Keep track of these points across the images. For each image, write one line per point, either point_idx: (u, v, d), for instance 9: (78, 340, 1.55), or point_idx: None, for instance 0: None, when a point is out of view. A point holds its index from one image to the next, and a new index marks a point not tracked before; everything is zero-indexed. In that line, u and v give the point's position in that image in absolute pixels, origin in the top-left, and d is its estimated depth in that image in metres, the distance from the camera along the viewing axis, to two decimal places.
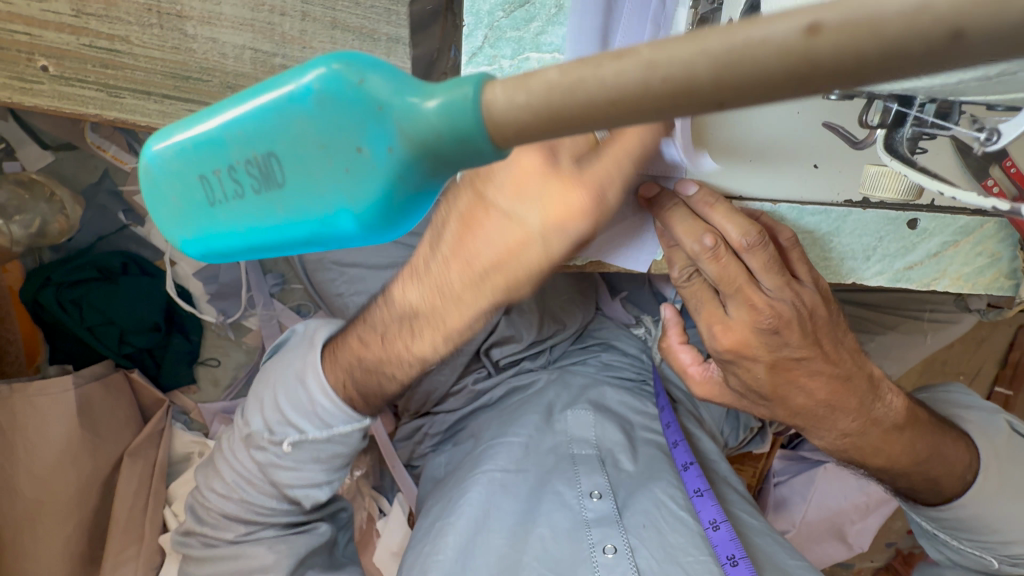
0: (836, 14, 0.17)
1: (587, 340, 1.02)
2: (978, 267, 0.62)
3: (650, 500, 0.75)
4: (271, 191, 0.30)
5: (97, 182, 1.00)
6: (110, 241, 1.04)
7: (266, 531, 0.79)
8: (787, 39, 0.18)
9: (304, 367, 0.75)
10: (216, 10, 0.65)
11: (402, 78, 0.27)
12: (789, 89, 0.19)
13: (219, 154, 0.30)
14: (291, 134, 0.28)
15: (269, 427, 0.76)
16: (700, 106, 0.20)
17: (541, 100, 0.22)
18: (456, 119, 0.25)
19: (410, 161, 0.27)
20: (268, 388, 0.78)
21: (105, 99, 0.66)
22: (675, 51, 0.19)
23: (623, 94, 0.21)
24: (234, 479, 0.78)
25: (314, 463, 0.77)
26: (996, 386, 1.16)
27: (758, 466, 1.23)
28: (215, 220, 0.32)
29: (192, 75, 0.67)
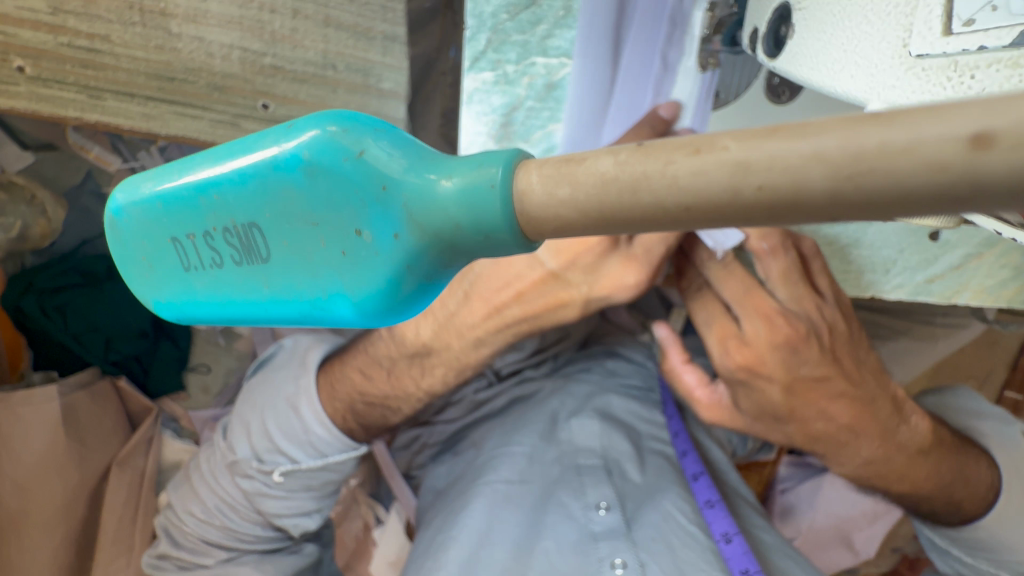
0: (1012, 119, 0.13)
1: (591, 347, 1.00)
2: (1000, 280, 0.59)
3: (660, 513, 0.72)
4: (253, 264, 0.27)
5: (80, 185, 0.95)
6: (95, 245, 1.01)
7: (250, 553, 0.77)
8: (941, 152, 0.14)
9: (298, 392, 0.73)
10: (202, 8, 0.61)
11: (416, 153, 0.25)
12: (930, 206, 0.15)
13: (196, 217, 0.28)
14: (278, 206, 0.26)
15: (258, 455, 0.73)
16: (802, 216, 0.17)
17: (590, 198, 0.20)
18: (476, 208, 0.23)
19: (418, 251, 0.24)
20: (256, 408, 0.74)
21: (86, 101, 0.63)
22: (774, 153, 0.16)
23: (701, 199, 0.18)
24: (216, 506, 0.76)
25: (304, 491, 0.75)
26: (1005, 390, 1.14)
27: (764, 472, 1.20)
28: (190, 286, 0.30)
29: (178, 76, 0.63)
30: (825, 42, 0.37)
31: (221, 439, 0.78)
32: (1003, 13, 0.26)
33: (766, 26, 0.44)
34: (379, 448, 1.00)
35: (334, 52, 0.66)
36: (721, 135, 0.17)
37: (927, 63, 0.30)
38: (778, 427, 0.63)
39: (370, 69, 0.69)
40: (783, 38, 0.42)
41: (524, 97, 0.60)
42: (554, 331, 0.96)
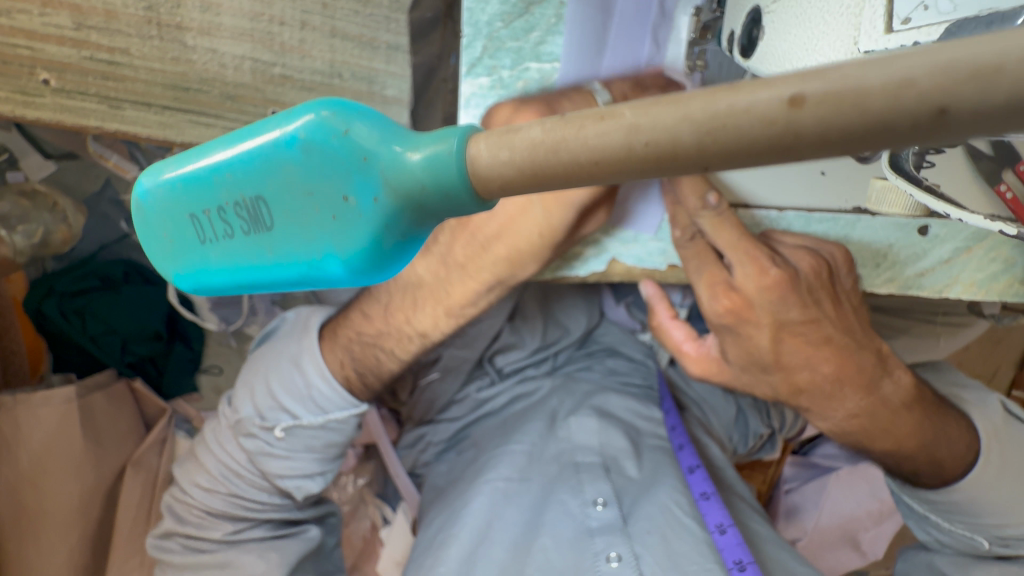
0: (813, 84, 0.16)
1: (591, 345, 1.01)
2: (990, 273, 0.60)
3: (656, 505, 0.73)
4: (259, 233, 0.30)
5: (99, 191, 1.01)
6: (112, 250, 1.05)
7: (254, 532, 0.79)
8: (768, 110, 0.17)
9: (301, 349, 0.75)
10: (215, 21, 0.64)
11: (390, 128, 0.27)
12: (772, 158, 0.18)
13: (211, 194, 0.31)
14: (279, 180, 0.28)
15: (260, 414, 0.75)
16: (679, 170, 0.19)
17: (524, 158, 0.22)
18: (439, 172, 0.25)
19: (395, 213, 0.27)
20: (260, 370, 0.77)
21: (107, 111, 0.67)
22: (657, 116, 0.19)
23: (602, 156, 0.20)
24: (220, 475, 0.78)
25: (306, 451, 0.76)
26: (1014, 389, 1.14)
27: (769, 473, 1.23)
28: (205, 256, 0.32)
29: (193, 87, 0.67)
30: (791, 42, 0.39)
31: (223, 409, 0.81)
32: (932, 12, 0.29)
33: (740, 28, 0.46)
34: (384, 443, 1.02)
35: (341, 61, 0.69)
36: (620, 105, 0.20)
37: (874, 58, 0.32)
38: (764, 377, 0.63)
39: (373, 77, 0.71)
40: (755, 40, 0.44)
41: (519, 100, 0.63)
42: (555, 328, 0.97)
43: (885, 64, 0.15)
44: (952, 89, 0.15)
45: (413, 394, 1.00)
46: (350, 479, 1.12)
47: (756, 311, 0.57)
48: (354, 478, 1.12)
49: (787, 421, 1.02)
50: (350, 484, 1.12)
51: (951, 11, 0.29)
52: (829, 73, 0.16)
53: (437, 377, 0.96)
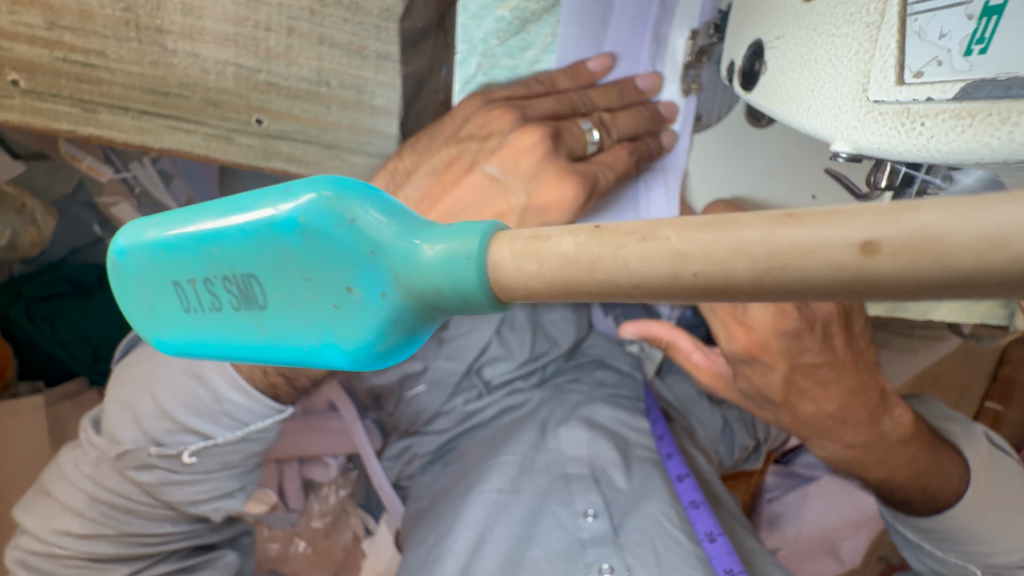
0: (887, 230, 0.16)
1: (580, 357, 0.99)
2: None
3: (648, 516, 0.73)
4: (251, 310, 0.29)
5: (71, 194, 0.95)
6: (84, 254, 1.00)
7: (157, 568, 0.75)
8: (838, 255, 0.17)
9: (199, 361, 0.67)
10: (198, 25, 0.62)
11: (402, 219, 0.27)
12: (838, 293, 0.18)
13: (198, 265, 0.30)
14: (275, 260, 0.28)
15: (156, 440, 0.69)
16: (731, 297, 0.20)
17: (554, 271, 0.22)
18: (450, 271, 0.24)
19: (403, 307, 0.26)
20: (147, 385, 0.68)
21: (80, 115, 0.64)
22: (708, 246, 0.19)
23: (647, 279, 0.20)
24: (101, 513, 0.71)
25: (222, 469, 0.74)
26: (987, 401, 1.20)
27: (751, 482, 1.27)
28: (189, 326, 0.31)
29: (172, 91, 0.65)
30: (795, 81, 0.39)
31: (95, 440, 0.71)
32: (947, 69, 0.29)
33: (741, 61, 0.46)
34: (368, 454, 0.99)
35: (328, 69, 0.67)
36: (663, 224, 0.20)
37: (884, 109, 0.32)
38: (769, 407, 0.66)
39: (362, 86, 0.70)
40: (757, 74, 0.44)
41: None
42: (544, 339, 0.94)
43: (976, 216, 0.15)
44: None
45: (398, 406, 0.95)
46: (331, 490, 1.13)
47: (770, 351, 0.59)
48: (335, 490, 1.14)
49: (770, 433, 1.04)
50: (332, 495, 1.14)
51: (966, 70, 0.28)
52: (909, 223, 0.16)
53: (424, 390, 0.92)
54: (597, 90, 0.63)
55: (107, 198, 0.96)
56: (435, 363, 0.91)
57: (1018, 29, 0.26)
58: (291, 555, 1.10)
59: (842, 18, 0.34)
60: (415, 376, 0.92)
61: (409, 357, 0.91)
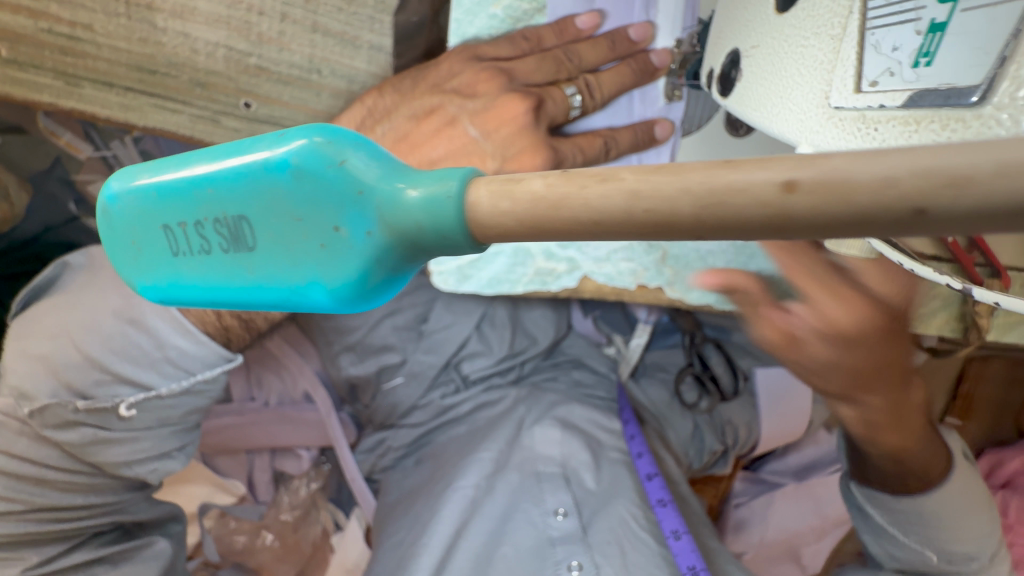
0: (799, 173, 0.18)
1: (558, 356, 1.00)
2: (931, 309, 0.65)
3: (615, 518, 0.74)
4: (238, 252, 0.30)
5: (47, 170, 0.92)
6: (58, 232, 0.98)
7: (76, 555, 0.67)
8: (765, 193, 0.19)
9: (133, 306, 0.63)
10: (190, 5, 0.62)
11: (390, 164, 0.28)
12: (763, 234, 0.20)
13: (189, 207, 0.31)
14: (265, 201, 0.29)
15: (82, 394, 0.62)
16: (678, 236, 0.21)
17: (526, 211, 0.23)
18: (436, 212, 0.25)
19: (389, 246, 0.27)
20: (64, 335, 0.62)
21: (62, 88, 0.64)
22: (656, 185, 0.20)
23: (609, 215, 0.21)
24: (5, 486, 0.61)
25: (160, 426, 0.67)
26: (948, 416, 1.26)
27: (720, 487, 1.29)
28: (177, 269, 0.33)
29: (160, 70, 0.65)
30: (766, 89, 0.41)
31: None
32: (897, 79, 0.31)
33: (721, 67, 0.48)
34: (341, 446, 1.01)
35: (320, 57, 0.68)
36: (622, 168, 0.21)
37: (843, 115, 0.34)
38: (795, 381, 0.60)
39: (354, 77, 0.70)
40: (732, 80, 0.46)
41: None
42: (522, 337, 0.94)
43: (875, 162, 0.17)
44: (928, 193, 0.16)
45: (374, 398, 0.94)
46: (302, 483, 1.12)
47: None
48: (306, 483, 1.12)
49: (740, 439, 1.04)
50: (303, 488, 1.12)
51: (914, 81, 0.30)
52: (820, 169, 0.18)
53: (401, 382, 0.92)
54: (587, 43, 0.63)
55: (86, 176, 0.94)
56: (414, 355, 0.91)
57: (961, 43, 0.28)
58: (257, 549, 1.07)
59: (810, 31, 0.37)
60: (393, 369, 0.92)
61: (388, 348, 0.91)
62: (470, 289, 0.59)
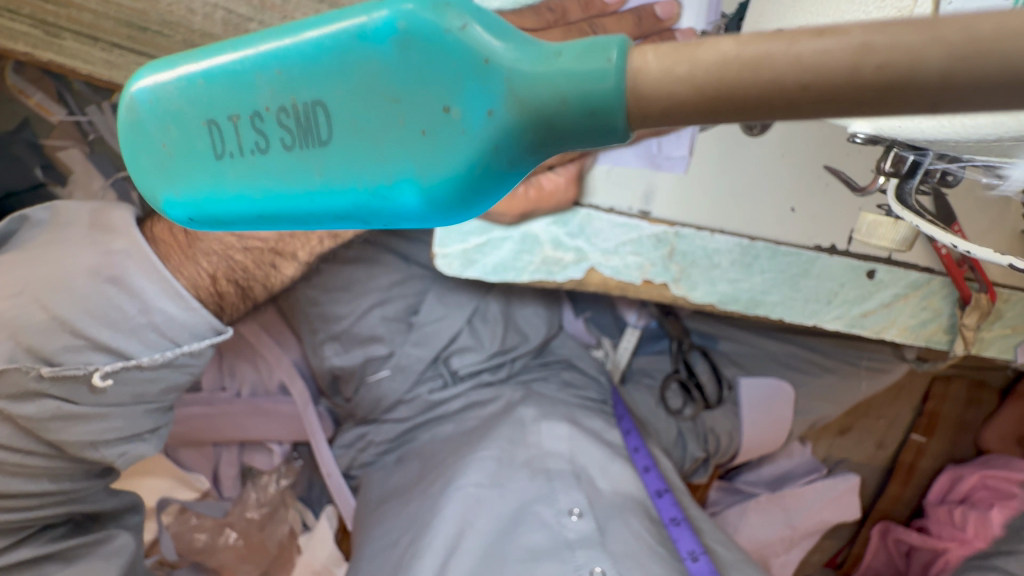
0: (921, 35, 0.17)
1: (548, 356, 0.98)
2: (921, 320, 0.65)
3: (631, 531, 0.70)
4: (309, 144, 0.27)
5: (14, 132, 0.86)
6: (22, 199, 0.88)
7: (18, 551, 0.62)
8: (1006, 35, 0.16)
9: (115, 264, 0.57)
10: None
11: (510, 34, 0.25)
12: (871, 104, 0.19)
13: (245, 97, 0.28)
14: (354, 81, 0.26)
15: (49, 360, 0.54)
16: (879, 104, 0.19)
17: (711, 76, 0.20)
18: (583, 84, 0.22)
19: (513, 128, 0.24)
20: (28, 293, 0.54)
21: (42, 37, 0.60)
22: (870, 41, 0.18)
23: (820, 76, 0.18)
24: None
25: (133, 403, 0.60)
26: (914, 433, 1.31)
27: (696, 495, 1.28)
28: (222, 173, 0.29)
29: (151, 28, 0.61)
30: None
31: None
32: None
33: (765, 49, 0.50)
34: (318, 441, 0.97)
35: None
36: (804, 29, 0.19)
37: None
38: None
39: None
40: None
41: None
42: (514, 334, 0.92)
43: None
44: None
45: (357, 392, 0.91)
46: (271, 479, 1.07)
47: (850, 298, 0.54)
48: (276, 479, 1.08)
49: (721, 446, 1.04)
50: (271, 485, 1.07)
51: None
52: (944, 31, 0.17)
53: (387, 375, 0.88)
54: (613, 19, 0.62)
55: (57, 141, 0.88)
56: (402, 348, 0.88)
57: None
58: (218, 548, 1.01)
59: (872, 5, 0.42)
60: (380, 360, 0.88)
61: (375, 339, 0.87)
62: (473, 274, 0.58)
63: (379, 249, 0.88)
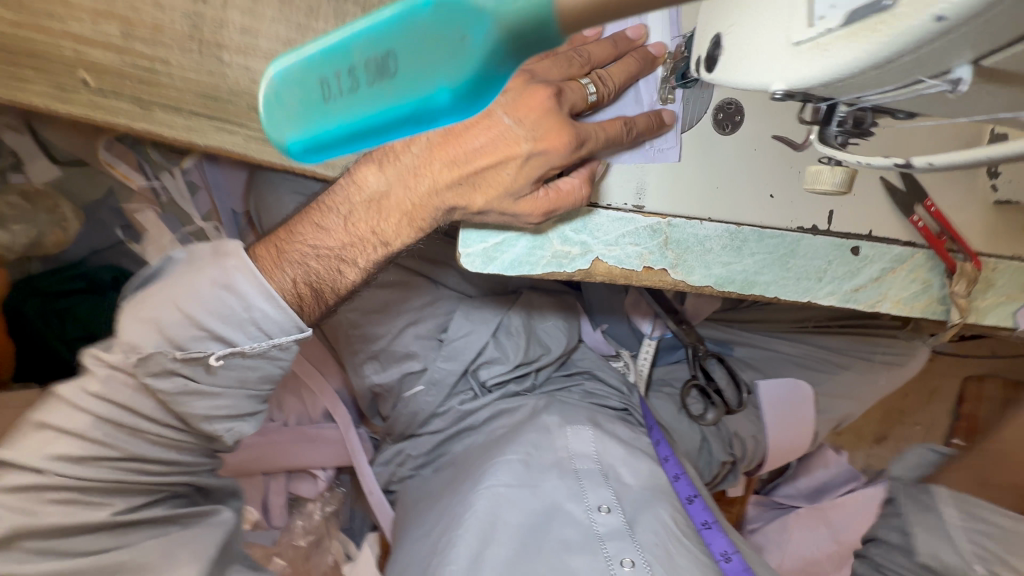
0: None
1: (570, 367, 1.04)
2: (913, 292, 0.69)
3: (658, 520, 0.74)
4: (382, 84, 0.30)
5: (100, 200, 1.02)
6: (102, 256, 1.02)
7: (153, 509, 0.64)
8: None
9: (226, 271, 0.60)
10: (254, 43, 0.73)
11: None
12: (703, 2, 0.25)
13: (343, 54, 0.31)
14: (409, 32, 0.29)
15: (178, 346, 0.60)
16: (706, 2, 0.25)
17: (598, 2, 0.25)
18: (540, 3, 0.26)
19: (506, 46, 0.27)
20: (166, 296, 0.59)
21: (137, 112, 0.76)
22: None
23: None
24: (104, 433, 0.60)
25: (238, 387, 0.64)
26: (952, 438, 1.31)
27: (733, 511, 1.33)
28: (322, 119, 0.33)
29: (222, 97, 0.76)
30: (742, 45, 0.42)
31: (105, 355, 0.60)
32: None
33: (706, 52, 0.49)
34: (360, 460, 1.05)
35: None
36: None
37: (802, 47, 0.36)
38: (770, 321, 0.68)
39: None
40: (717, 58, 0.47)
41: None
42: (537, 346, 0.98)
43: None
44: None
45: (395, 408, 0.98)
46: (316, 507, 1.13)
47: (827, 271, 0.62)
48: (321, 506, 1.14)
49: (748, 452, 1.06)
50: (317, 512, 1.13)
51: None
52: None
53: (422, 389, 0.95)
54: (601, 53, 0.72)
55: (134, 204, 1.03)
56: (434, 362, 0.95)
57: None
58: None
59: None
60: (414, 375, 0.96)
61: (410, 356, 0.96)
62: (495, 271, 0.65)
63: (411, 273, 0.98)
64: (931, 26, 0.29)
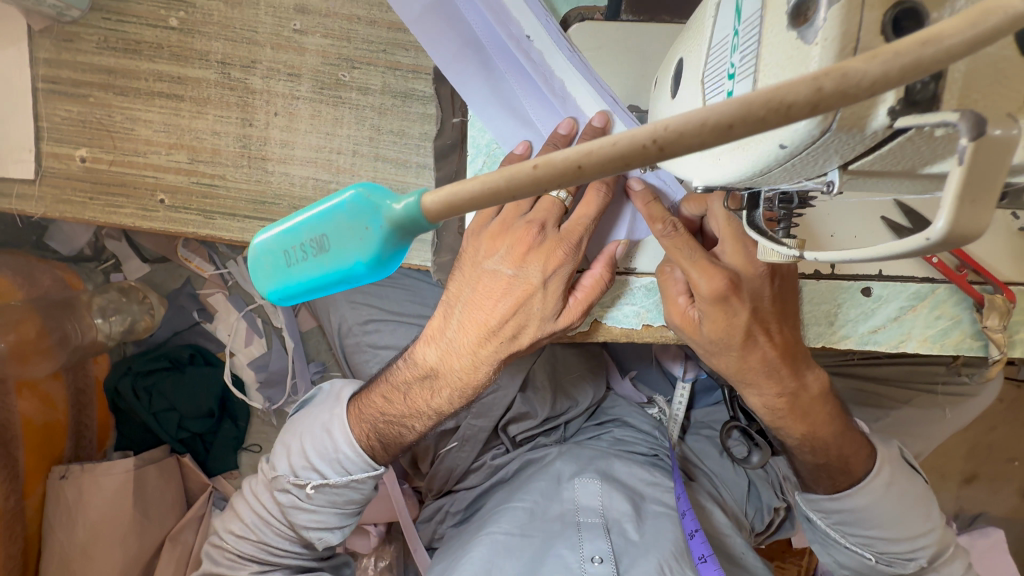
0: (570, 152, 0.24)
1: (600, 417, 1.05)
2: (941, 329, 0.66)
3: (652, 565, 0.74)
4: (321, 258, 0.34)
5: (179, 288, 1.20)
6: (183, 336, 1.20)
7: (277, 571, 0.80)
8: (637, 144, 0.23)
9: (332, 415, 0.78)
10: (290, 153, 0.87)
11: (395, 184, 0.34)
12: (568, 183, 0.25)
13: (293, 234, 0.35)
14: (335, 224, 0.34)
15: (294, 471, 0.77)
16: (563, 177, 0.25)
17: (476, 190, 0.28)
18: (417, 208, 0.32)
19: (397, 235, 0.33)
20: (296, 434, 0.80)
21: (201, 221, 0.88)
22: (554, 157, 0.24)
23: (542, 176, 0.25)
24: (253, 520, 0.81)
25: (330, 507, 0.78)
26: None
27: (802, 563, 1.18)
28: (286, 281, 0.36)
29: (268, 201, 0.88)
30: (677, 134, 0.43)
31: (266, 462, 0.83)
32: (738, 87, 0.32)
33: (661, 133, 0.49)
34: (405, 518, 1.03)
35: (379, 177, 0.88)
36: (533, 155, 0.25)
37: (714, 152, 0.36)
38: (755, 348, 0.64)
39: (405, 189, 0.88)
40: None
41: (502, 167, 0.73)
42: (564, 399, 1.01)
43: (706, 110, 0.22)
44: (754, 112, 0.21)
45: (432, 465, 1.04)
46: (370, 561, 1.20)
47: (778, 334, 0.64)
48: (374, 560, 1.20)
49: None
50: (371, 566, 1.20)
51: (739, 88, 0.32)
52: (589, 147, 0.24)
53: (455, 446, 1.01)
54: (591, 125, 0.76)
55: (207, 289, 1.20)
56: (466, 420, 0.99)
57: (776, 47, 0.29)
58: None
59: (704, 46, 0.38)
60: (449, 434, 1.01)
61: None
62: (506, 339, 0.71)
63: None
64: (809, 135, 0.28)
